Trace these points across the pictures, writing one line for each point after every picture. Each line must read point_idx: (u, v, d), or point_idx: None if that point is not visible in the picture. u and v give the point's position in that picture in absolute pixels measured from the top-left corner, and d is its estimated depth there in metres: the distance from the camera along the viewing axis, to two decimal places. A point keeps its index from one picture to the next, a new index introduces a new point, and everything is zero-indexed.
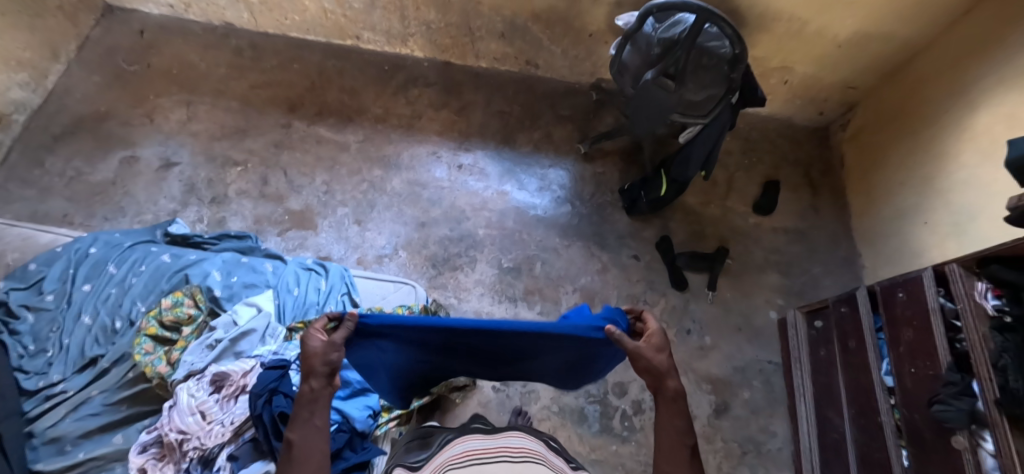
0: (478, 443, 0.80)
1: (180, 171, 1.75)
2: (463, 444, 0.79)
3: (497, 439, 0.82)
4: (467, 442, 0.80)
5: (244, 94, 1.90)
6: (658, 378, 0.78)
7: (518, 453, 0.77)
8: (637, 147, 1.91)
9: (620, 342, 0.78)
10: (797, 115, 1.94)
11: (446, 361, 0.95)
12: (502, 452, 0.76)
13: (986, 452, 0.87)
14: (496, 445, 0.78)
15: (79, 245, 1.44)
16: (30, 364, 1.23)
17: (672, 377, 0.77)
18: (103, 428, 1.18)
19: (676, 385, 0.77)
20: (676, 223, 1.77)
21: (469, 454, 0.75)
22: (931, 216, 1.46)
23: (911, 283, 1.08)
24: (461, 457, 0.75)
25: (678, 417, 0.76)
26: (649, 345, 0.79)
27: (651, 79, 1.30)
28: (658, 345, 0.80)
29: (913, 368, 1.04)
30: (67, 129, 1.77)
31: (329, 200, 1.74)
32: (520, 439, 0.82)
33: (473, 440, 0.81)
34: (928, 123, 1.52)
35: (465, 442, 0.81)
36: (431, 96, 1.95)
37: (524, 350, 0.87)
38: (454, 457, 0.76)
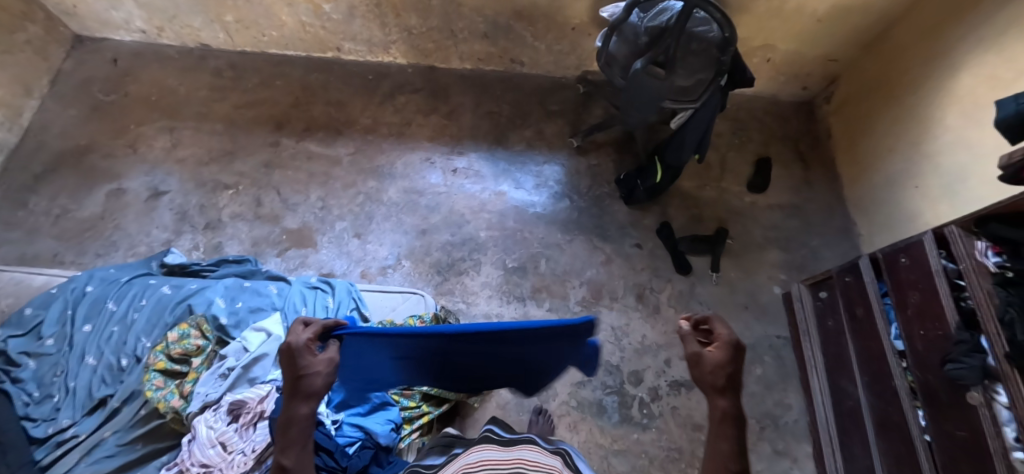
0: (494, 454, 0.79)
1: (170, 199, 1.71)
2: (477, 454, 0.79)
3: (512, 450, 0.80)
4: (480, 452, 0.79)
5: (228, 115, 1.87)
6: (708, 394, 0.76)
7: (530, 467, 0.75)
8: (628, 136, 1.92)
9: (684, 337, 0.80)
10: (782, 92, 1.97)
11: (428, 369, 1.01)
12: (513, 465, 0.75)
13: (1001, 405, 0.88)
14: (509, 457, 0.77)
15: (75, 284, 1.40)
16: (36, 411, 1.20)
17: (724, 396, 0.75)
18: (120, 468, 1.15)
19: (723, 404, 0.75)
20: (675, 209, 1.79)
21: (481, 464, 0.75)
22: (921, 181, 1.49)
23: (912, 248, 1.10)
24: (472, 468, 0.75)
25: (725, 440, 0.73)
26: (710, 358, 0.76)
27: (642, 68, 1.30)
28: (719, 361, 0.75)
29: (923, 331, 1.06)
30: (47, 166, 1.72)
31: (326, 216, 1.72)
32: (537, 454, 0.80)
33: (489, 450, 0.80)
34: (911, 88, 1.55)
35: (480, 450, 0.80)
36: (418, 101, 1.94)
37: (510, 354, 0.93)
38: (466, 464, 0.76)
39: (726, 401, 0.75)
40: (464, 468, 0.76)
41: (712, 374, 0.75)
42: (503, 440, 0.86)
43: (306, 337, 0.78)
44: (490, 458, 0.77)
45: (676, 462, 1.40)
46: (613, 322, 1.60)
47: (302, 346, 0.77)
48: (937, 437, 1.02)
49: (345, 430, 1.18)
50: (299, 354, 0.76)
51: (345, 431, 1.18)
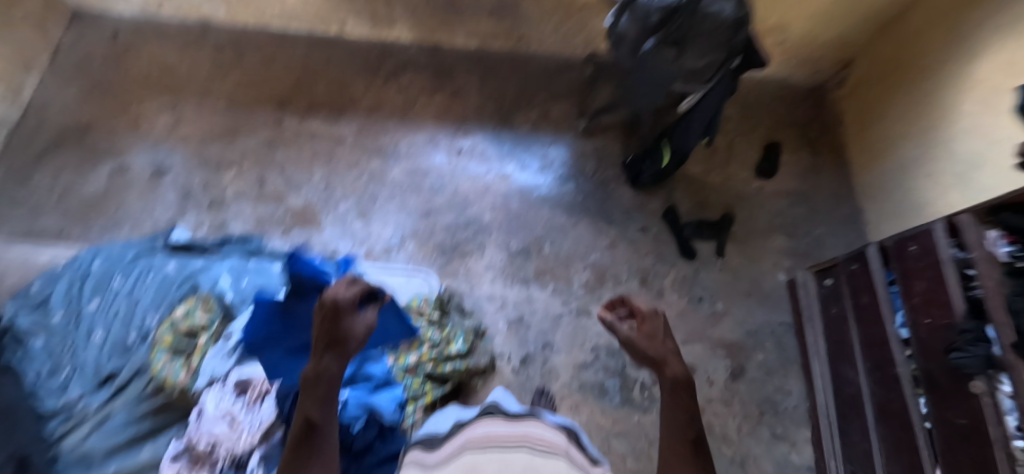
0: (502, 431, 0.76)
1: (173, 177, 1.70)
2: (484, 430, 0.77)
3: (517, 425, 0.79)
4: (486, 427, 0.77)
5: (230, 93, 1.85)
6: (658, 368, 0.93)
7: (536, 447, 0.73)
8: (636, 119, 1.89)
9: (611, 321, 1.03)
10: (794, 75, 1.93)
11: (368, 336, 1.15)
12: (520, 445, 0.75)
13: (1003, 394, 0.88)
14: (517, 433, 0.77)
15: (80, 261, 1.41)
16: (46, 385, 1.22)
17: (670, 364, 0.91)
18: (129, 441, 1.18)
19: (674, 372, 0.90)
20: (681, 194, 1.77)
21: (490, 441, 0.75)
22: (934, 168, 1.47)
23: (922, 236, 1.09)
24: (480, 446, 0.74)
25: (680, 410, 0.87)
26: (642, 331, 0.99)
27: (652, 48, 1.29)
28: (650, 330, 0.98)
29: (928, 319, 1.06)
30: (50, 143, 1.71)
31: (329, 196, 1.71)
32: (544, 431, 0.78)
33: (497, 426, 0.78)
34: (928, 73, 1.52)
35: (487, 425, 0.78)
36: (423, 81, 1.91)
37: None
38: (475, 441, 0.75)
39: (676, 367, 0.91)
40: (472, 445, 0.75)
41: (646, 342, 0.97)
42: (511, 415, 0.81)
43: (354, 296, 0.85)
44: (497, 434, 0.76)
45: None
46: None
47: (346, 303, 0.84)
48: (937, 423, 1.03)
49: (351, 405, 1.20)
50: (342, 311, 0.83)
51: (350, 406, 1.20)
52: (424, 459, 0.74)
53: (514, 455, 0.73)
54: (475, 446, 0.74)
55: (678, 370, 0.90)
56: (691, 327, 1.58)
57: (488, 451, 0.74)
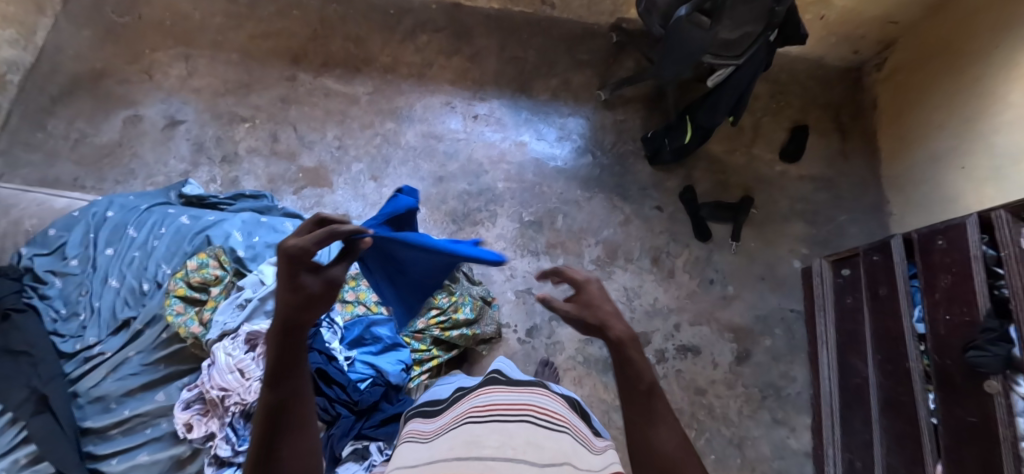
0: (502, 396, 0.64)
1: (186, 129, 1.69)
2: (484, 397, 0.63)
3: (521, 394, 0.65)
4: (486, 395, 0.64)
5: (244, 45, 1.80)
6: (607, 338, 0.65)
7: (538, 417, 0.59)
8: (659, 93, 1.83)
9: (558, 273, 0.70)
10: (830, 54, 1.84)
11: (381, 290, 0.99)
12: (523, 413, 0.59)
13: (1019, 395, 0.87)
14: (521, 401, 0.62)
15: (96, 209, 1.41)
16: (64, 327, 1.25)
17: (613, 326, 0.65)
18: (144, 386, 1.21)
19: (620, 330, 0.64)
20: (700, 173, 1.73)
21: (489, 407, 0.59)
22: (969, 161, 1.41)
23: (952, 230, 1.05)
24: (476, 411, 0.59)
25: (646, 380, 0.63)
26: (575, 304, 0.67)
27: (685, 15, 1.19)
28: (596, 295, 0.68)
29: (948, 315, 1.04)
30: (64, 89, 1.69)
31: (342, 156, 1.69)
32: (544, 399, 0.66)
33: (499, 392, 0.65)
34: (975, 59, 1.44)
35: (487, 392, 0.66)
36: (441, 42, 1.85)
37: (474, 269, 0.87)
38: (471, 408, 0.61)
39: (621, 327, 0.65)
40: (468, 413, 0.60)
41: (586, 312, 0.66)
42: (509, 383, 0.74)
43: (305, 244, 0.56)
44: (498, 399, 0.62)
45: None
46: (626, 282, 1.58)
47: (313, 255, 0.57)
48: (944, 419, 1.02)
49: (358, 366, 1.23)
50: (301, 264, 0.58)
51: (358, 368, 1.23)
52: (415, 437, 0.62)
53: (515, 424, 0.56)
54: (470, 414, 0.58)
55: (624, 329, 0.65)
56: (699, 308, 1.57)
57: (487, 420, 0.56)
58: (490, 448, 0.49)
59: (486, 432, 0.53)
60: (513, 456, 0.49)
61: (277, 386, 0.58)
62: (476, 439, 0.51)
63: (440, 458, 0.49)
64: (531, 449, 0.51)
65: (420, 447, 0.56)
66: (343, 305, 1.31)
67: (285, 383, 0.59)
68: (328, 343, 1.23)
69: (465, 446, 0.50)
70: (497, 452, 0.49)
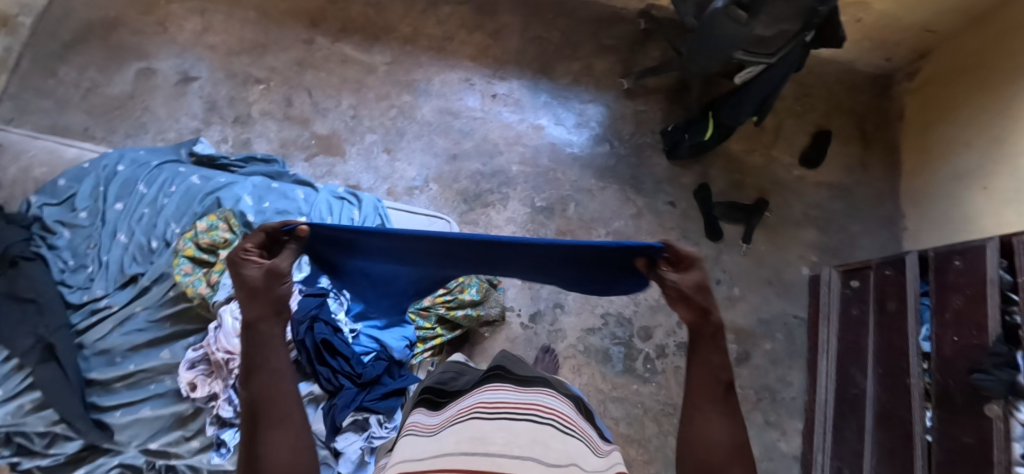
0: (509, 395, 0.62)
1: (199, 86, 1.66)
2: (491, 393, 0.62)
3: (528, 393, 0.64)
4: (494, 391, 0.63)
5: (262, 3, 1.76)
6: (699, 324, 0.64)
7: (546, 417, 0.57)
8: (683, 85, 1.79)
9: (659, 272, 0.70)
10: (861, 59, 1.80)
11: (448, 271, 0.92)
12: (531, 411, 0.57)
13: (1018, 421, 0.87)
14: (529, 401, 0.60)
15: (106, 162, 1.40)
16: (72, 279, 1.25)
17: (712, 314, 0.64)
18: (150, 342, 1.22)
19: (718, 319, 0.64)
20: (717, 171, 1.71)
21: (497, 405, 0.57)
22: (992, 181, 1.39)
23: (970, 252, 1.04)
24: (483, 407, 0.57)
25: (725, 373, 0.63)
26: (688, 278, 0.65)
27: (722, 7, 1.16)
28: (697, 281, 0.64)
29: (957, 337, 1.03)
30: (76, 35, 1.65)
31: (356, 126, 1.67)
32: (552, 399, 0.64)
33: (505, 389, 0.64)
34: (1011, 76, 1.40)
35: (496, 388, 0.64)
36: (464, 15, 1.80)
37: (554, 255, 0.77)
38: (479, 402, 0.60)
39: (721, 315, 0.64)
40: (476, 408, 0.58)
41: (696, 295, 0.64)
42: (518, 378, 0.72)
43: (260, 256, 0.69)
44: (505, 396, 0.61)
45: (669, 416, 1.46)
46: None
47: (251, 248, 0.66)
48: (940, 438, 1.03)
49: (362, 340, 1.23)
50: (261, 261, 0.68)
51: (362, 341, 1.22)
52: (421, 430, 0.61)
53: (523, 423, 0.53)
54: (479, 410, 0.56)
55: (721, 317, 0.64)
56: None
57: (494, 417, 0.55)
58: (497, 445, 0.47)
59: (493, 429, 0.51)
60: (522, 453, 0.47)
61: (247, 376, 0.61)
62: (481, 436, 0.49)
63: (449, 452, 0.47)
64: (539, 447, 0.49)
65: (425, 441, 0.54)
66: None
67: (256, 378, 0.60)
68: (334, 314, 1.21)
69: (472, 442, 0.49)
70: (505, 450, 0.47)
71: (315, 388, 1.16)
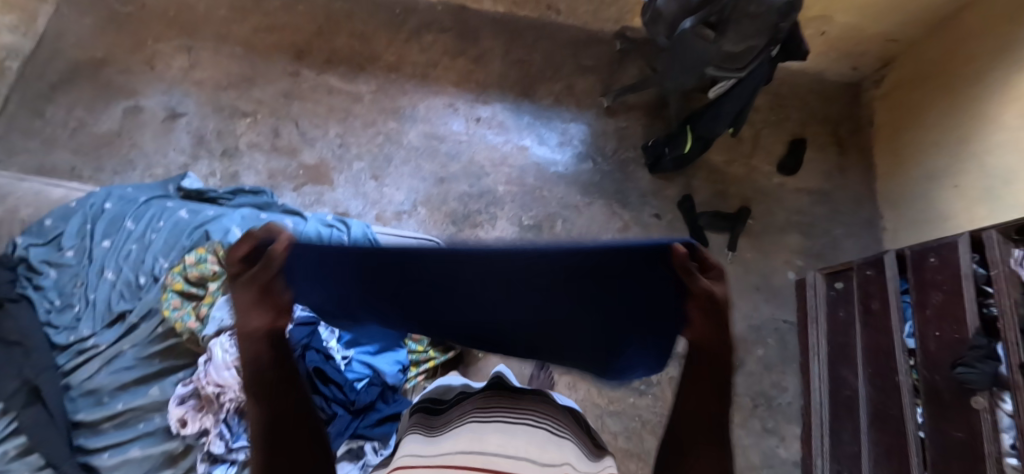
0: (506, 398, 0.62)
1: (187, 121, 1.68)
2: (489, 398, 0.62)
3: (525, 397, 0.64)
4: (491, 396, 0.63)
5: (249, 39, 1.80)
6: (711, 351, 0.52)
7: (542, 421, 0.57)
8: (661, 101, 1.84)
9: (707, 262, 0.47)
10: (830, 69, 1.87)
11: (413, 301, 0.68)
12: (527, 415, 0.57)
13: (1004, 412, 0.89)
14: (524, 405, 0.60)
15: (93, 200, 1.40)
16: (59, 319, 1.24)
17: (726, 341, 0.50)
18: (138, 380, 1.21)
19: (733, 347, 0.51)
20: (700, 182, 1.75)
21: (493, 408, 0.57)
22: (962, 180, 1.44)
23: (945, 249, 1.08)
24: (481, 411, 0.57)
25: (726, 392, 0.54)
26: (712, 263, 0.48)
27: (690, 28, 1.24)
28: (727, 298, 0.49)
29: (939, 332, 1.06)
30: (63, 76, 1.67)
31: (344, 154, 1.69)
32: (548, 405, 0.64)
33: (503, 393, 0.64)
34: (972, 81, 1.46)
35: (492, 393, 0.63)
36: (446, 43, 1.85)
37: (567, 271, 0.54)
38: (478, 406, 0.59)
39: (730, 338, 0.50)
40: (474, 411, 0.58)
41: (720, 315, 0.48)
42: (515, 387, 0.69)
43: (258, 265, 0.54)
44: (501, 400, 0.61)
45: None
46: None
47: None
48: (931, 434, 1.04)
49: (355, 366, 1.23)
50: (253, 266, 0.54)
51: (354, 367, 1.23)
52: (421, 426, 0.61)
53: (518, 426, 0.54)
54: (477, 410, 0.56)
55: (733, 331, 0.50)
56: None
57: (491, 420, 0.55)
58: (494, 444, 0.48)
59: (491, 431, 0.51)
60: (517, 454, 0.47)
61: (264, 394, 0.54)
62: (479, 436, 0.50)
63: (447, 451, 0.47)
64: (533, 448, 0.49)
65: (422, 439, 0.53)
66: None
67: (274, 394, 0.54)
68: (325, 342, 1.22)
69: (469, 441, 0.49)
70: (501, 450, 0.47)
71: None
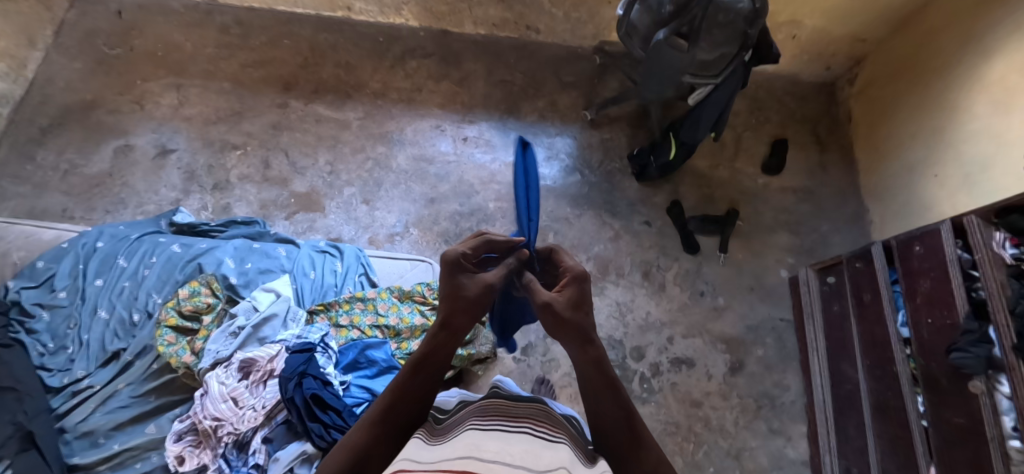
0: (504, 407, 0.61)
1: (178, 157, 1.70)
2: (486, 406, 0.61)
3: (523, 405, 0.63)
4: (488, 404, 0.62)
5: (236, 74, 1.83)
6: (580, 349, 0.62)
7: (540, 428, 0.57)
8: (643, 111, 1.88)
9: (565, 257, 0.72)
10: (804, 71, 1.93)
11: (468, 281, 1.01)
12: (523, 424, 0.56)
13: (1002, 395, 0.89)
14: (522, 413, 0.59)
15: (85, 239, 1.40)
16: (52, 361, 1.22)
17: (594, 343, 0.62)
18: (134, 418, 1.18)
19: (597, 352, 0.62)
20: (686, 188, 1.77)
21: (490, 417, 0.57)
22: (941, 170, 1.47)
23: (928, 236, 1.09)
24: (478, 419, 0.56)
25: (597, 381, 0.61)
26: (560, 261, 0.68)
27: (664, 39, 1.27)
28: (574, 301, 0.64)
29: (930, 319, 1.07)
30: (54, 120, 1.69)
31: (334, 181, 1.71)
32: (545, 411, 0.63)
33: (501, 402, 0.63)
34: (940, 73, 1.51)
35: (490, 402, 0.62)
36: (430, 67, 1.89)
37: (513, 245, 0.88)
38: (474, 415, 0.58)
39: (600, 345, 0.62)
40: (472, 420, 0.57)
41: (572, 316, 0.63)
42: (513, 396, 0.68)
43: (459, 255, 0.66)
44: (499, 410, 0.60)
45: (673, 435, 1.42)
46: (618, 297, 1.59)
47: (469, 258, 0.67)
48: (935, 422, 1.04)
49: (353, 391, 1.21)
50: (460, 268, 0.65)
51: (353, 392, 1.21)
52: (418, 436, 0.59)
53: (515, 434, 0.53)
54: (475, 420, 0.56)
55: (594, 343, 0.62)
56: (691, 320, 1.59)
57: (488, 429, 0.54)
58: (490, 452, 0.47)
59: (488, 439, 0.50)
60: (513, 462, 0.46)
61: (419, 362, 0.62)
62: (475, 444, 0.49)
63: (444, 457, 0.46)
64: (529, 456, 0.48)
65: (420, 444, 0.52)
66: (338, 330, 1.33)
67: (418, 373, 0.62)
68: (323, 368, 1.21)
69: (466, 448, 0.48)
70: (498, 457, 0.46)
71: (308, 446, 1.11)
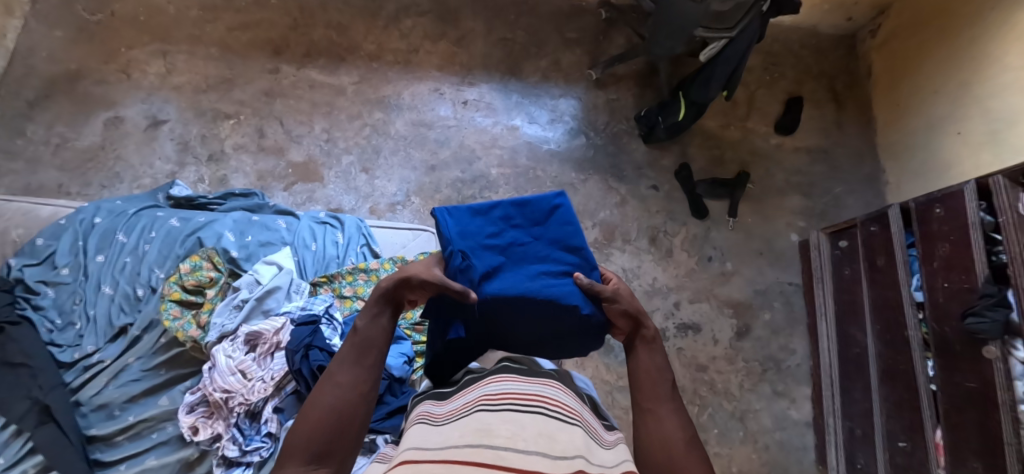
0: (517, 385, 0.58)
1: (170, 128, 1.65)
2: (497, 382, 0.59)
3: (534, 382, 0.61)
4: (499, 380, 0.59)
5: (223, 38, 1.75)
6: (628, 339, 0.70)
7: (556, 410, 0.55)
8: (651, 69, 1.80)
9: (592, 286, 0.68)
10: (823, 22, 1.82)
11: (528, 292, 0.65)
12: (536, 403, 0.55)
13: (1017, 359, 0.87)
14: (533, 391, 0.57)
15: (83, 215, 1.38)
16: (61, 338, 1.22)
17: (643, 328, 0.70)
18: (147, 391, 1.19)
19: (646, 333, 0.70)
20: (696, 150, 1.71)
21: (502, 395, 0.55)
22: (965, 126, 1.40)
23: (950, 198, 1.05)
24: (488, 398, 0.54)
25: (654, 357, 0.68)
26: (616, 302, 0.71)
27: None
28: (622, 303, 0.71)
29: (947, 283, 1.04)
30: (40, 92, 1.64)
31: (332, 149, 1.66)
32: (558, 389, 0.61)
33: (513, 377, 0.61)
34: (974, 22, 1.42)
35: (500, 379, 0.60)
36: (426, 26, 1.80)
37: None
38: (484, 393, 0.56)
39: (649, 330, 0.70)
40: (482, 400, 0.55)
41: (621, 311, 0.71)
42: (525, 369, 0.67)
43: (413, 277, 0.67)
44: (511, 387, 0.58)
45: None
46: (625, 263, 1.57)
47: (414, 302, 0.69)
48: (944, 386, 1.03)
49: None
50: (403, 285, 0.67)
51: None
52: (426, 418, 0.57)
53: (530, 417, 0.51)
54: (485, 399, 0.54)
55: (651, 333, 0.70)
56: (699, 285, 1.57)
57: (499, 409, 0.52)
58: (502, 437, 0.46)
59: (500, 424, 0.49)
60: (526, 448, 0.45)
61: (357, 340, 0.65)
62: (486, 428, 0.48)
63: (453, 444, 0.45)
64: (544, 441, 0.47)
65: (428, 433, 0.50)
66: (343, 301, 1.32)
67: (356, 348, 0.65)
68: (329, 339, 1.19)
69: (476, 434, 0.47)
70: (511, 444, 0.45)
71: None
